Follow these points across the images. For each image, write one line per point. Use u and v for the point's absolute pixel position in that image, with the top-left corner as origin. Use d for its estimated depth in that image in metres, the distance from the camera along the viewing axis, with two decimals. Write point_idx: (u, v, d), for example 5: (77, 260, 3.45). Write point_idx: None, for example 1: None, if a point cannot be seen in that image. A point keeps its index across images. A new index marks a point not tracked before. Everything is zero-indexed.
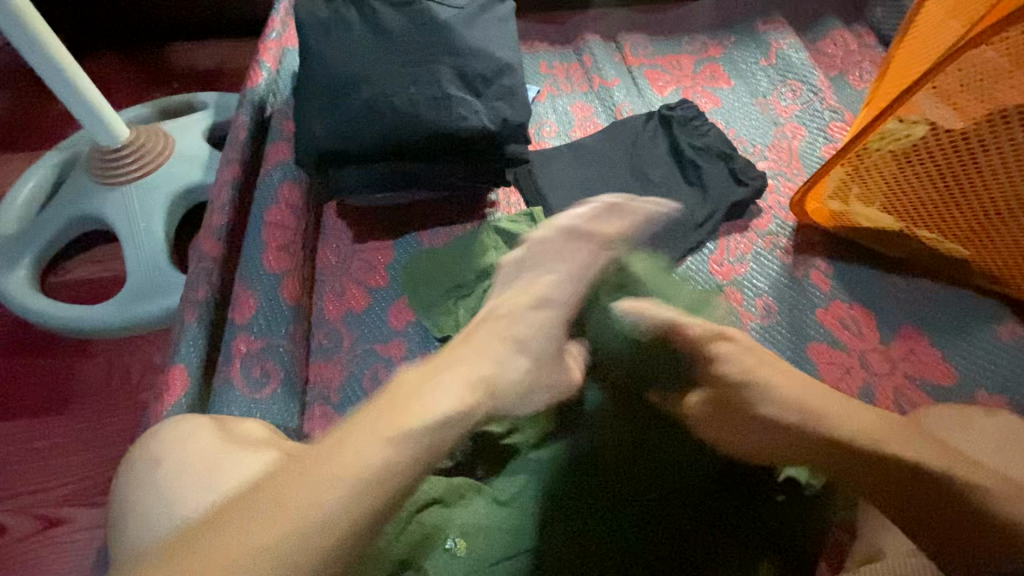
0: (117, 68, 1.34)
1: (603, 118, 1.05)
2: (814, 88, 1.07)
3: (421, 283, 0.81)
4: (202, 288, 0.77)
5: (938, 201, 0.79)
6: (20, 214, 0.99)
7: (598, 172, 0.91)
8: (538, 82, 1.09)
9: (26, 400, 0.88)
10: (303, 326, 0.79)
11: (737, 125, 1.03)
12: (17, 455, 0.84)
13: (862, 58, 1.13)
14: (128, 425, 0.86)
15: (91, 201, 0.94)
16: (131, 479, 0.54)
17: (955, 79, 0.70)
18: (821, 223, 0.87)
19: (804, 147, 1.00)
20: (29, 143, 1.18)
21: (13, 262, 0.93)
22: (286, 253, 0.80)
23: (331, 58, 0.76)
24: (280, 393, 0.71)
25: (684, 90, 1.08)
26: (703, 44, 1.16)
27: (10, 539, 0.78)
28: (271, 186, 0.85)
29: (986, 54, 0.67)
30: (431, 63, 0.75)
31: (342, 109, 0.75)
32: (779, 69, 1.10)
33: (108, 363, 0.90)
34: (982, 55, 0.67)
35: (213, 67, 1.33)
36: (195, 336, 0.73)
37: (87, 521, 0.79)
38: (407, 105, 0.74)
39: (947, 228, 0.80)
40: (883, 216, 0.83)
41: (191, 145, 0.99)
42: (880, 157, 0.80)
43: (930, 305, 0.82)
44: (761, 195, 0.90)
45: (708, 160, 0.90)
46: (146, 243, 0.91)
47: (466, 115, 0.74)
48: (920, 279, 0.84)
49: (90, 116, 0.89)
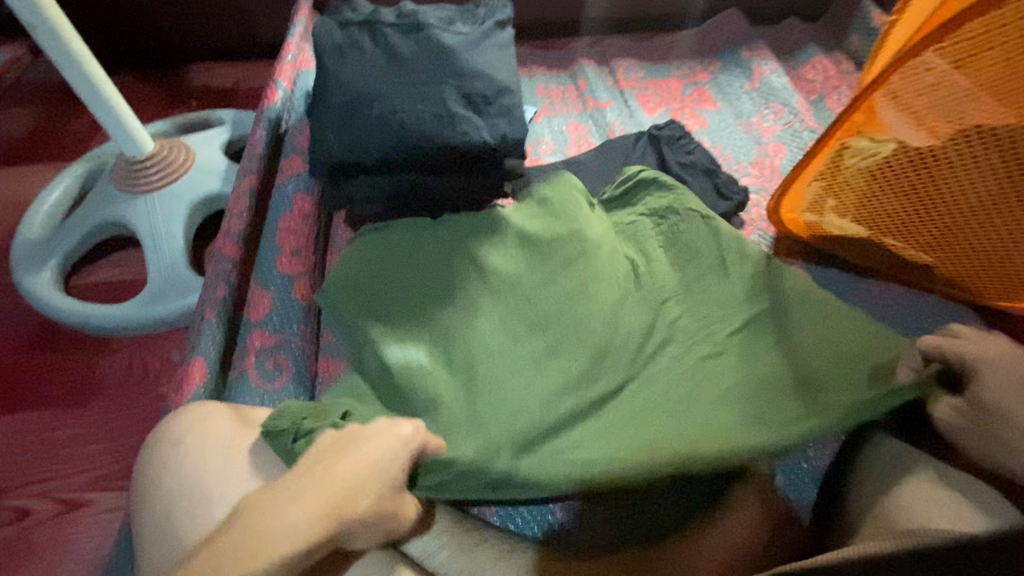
0: (138, 88, 1.42)
1: (596, 136, 1.12)
2: (794, 110, 1.14)
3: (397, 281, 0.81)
4: (220, 287, 0.82)
5: (905, 212, 0.84)
6: (46, 220, 1.05)
7: (591, 187, 0.99)
8: (535, 104, 1.17)
9: (48, 393, 0.93)
10: (313, 323, 0.85)
11: (723, 144, 1.10)
12: (38, 444, 0.88)
13: (840, 83, 1.21)
14: (144, 417, 0.90)
15: (115, 208, 1.00)
16: (155, 459, 0.59)
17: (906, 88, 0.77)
18: (797, 233, 0.95)
19: (785, 164, 1.07)
20: (54, 156, 1.25)
21: (40, 265, 0.99)
22: (300, 256, 0.86)
23: (346, 79, 0.83)
24: (292, 385, 0.77)
25: (673, 111, 1.16)
26: (691, 69, 1.24)
27: (30, 521, 0.82)
28: (286, 196, 0.91)
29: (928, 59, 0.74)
30: (436, 83, 0.82)
31: (355, 126, 0.81)
32: (762, 92, 1.18)
33: (128, 360, 0.95)
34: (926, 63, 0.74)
35: (230, 86, 1.41)
36: (213, 331, 0.79)
37: (107, 506, 0.83)
38: (414, 122, 0.80)
39: (911, 238, 0.86)
40: (852, 226, 0.90)
41: (210, 158, 1.06)
42: (855, 171, 0.85)
43: (904, 309, 0.89)
44: (743, 208, 0.98)
45: (693, 175, 0.98)
46: (166, 248, 0.97)
47: (469, 131, 0.81)
48: (887, 286, 0.92)
49: (119, 130, 0.96)
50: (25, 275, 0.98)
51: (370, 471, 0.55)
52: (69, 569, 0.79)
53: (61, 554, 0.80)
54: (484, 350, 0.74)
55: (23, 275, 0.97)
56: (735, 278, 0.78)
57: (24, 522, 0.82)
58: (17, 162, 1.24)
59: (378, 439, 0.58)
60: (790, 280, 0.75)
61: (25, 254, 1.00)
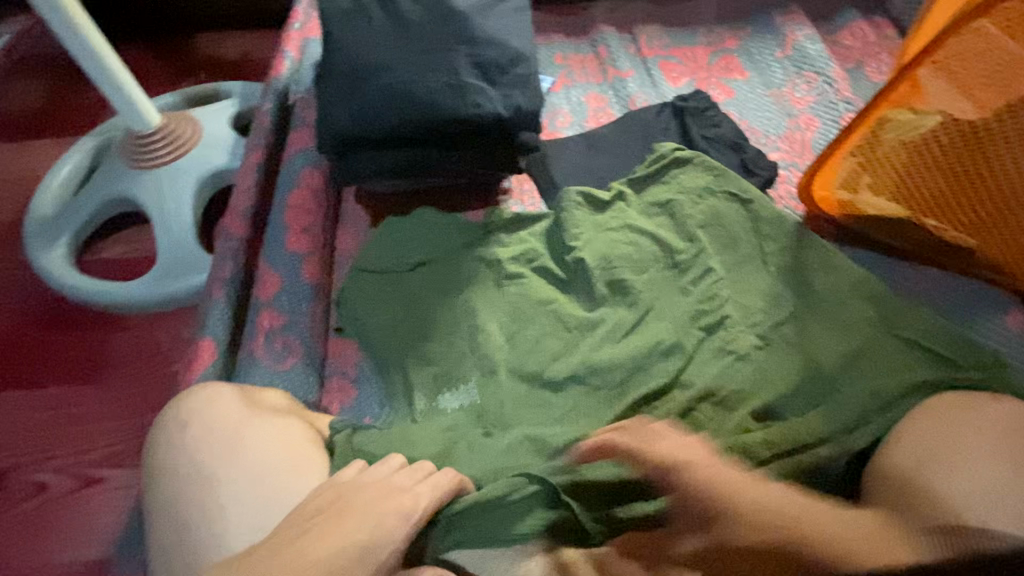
0: (145, 58, 1.38)
1: (616, 108, 1.06)
2: (829, 79, 1.07)
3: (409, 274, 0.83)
4: (229, 266, 0.81)
5: (952, 190, 0.79)
6: (57, 194, 1.04)
7: (609, 162, 0.94)
8: (553, 74, 1.11)
9: (63, 369, 0.93)
10: (322, 304, 0.83)
11: (751, 116, 1.04)
12: (54, 419, 0.89)
13: (880, 50, 1.13)
14: (158, 393, 0.91)
15: (123, 183, 0.98)
16: (163, 442, 0.58)
17: (961, 63, 0.72)
18: (831, 213, 0.88)
19: (817, 138, 1.00)
20: (64, 129, 1.23)
21: (51, 241, 0.98)
22: (307, 235, 0.84)
23: (354, 47, 0.79)
24: (300, 367, 0.75)
25: (698, 81, 1.09)
26: (719, 36, 1.16)
27: (47, 496, 0.83)
28: (294, 171, 0.89)
29: (987, 30, 0.69)
30: (448, 51, 0.78)
31: (362, 96, 0.77)
32: (795, 60, 1.11)
33: (141, 337, 0.95)
34: (983, 31, 0.69)
35: (239, 57, 1.38)
36: (222, 311, 0.78)
37: (121, 482, 0.84)
38: (425, 93, 0.76)
39: (956, 219, 0.81)
40: (890, 205, 0.84)
41: (218, 132, 1.04)
42: (894, 147, 0.81)
43: (945, 292, 0.82)
44: (771, 185, 0.92)
45: (718, 150, 0.93)
46: (175, 225, 0.96)
47: (482, 102, 0.76)
48: (926, 269, 0.84)
49: (125, 103, 0.93)
50: (37, 251, 0.98)
51: (359, 552, 0.51)
52: (84, 542, 0.80)
53: (77, 528, 0.81)
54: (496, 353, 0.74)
55: (35, 251, 0.97)
56: (773, 273, 0.81)
57: (42, 497, 0.83)
58: (28, 136, 1.23)
59: (371, 505, 0.54)
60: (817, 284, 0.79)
61: (37, 230, 0.99)
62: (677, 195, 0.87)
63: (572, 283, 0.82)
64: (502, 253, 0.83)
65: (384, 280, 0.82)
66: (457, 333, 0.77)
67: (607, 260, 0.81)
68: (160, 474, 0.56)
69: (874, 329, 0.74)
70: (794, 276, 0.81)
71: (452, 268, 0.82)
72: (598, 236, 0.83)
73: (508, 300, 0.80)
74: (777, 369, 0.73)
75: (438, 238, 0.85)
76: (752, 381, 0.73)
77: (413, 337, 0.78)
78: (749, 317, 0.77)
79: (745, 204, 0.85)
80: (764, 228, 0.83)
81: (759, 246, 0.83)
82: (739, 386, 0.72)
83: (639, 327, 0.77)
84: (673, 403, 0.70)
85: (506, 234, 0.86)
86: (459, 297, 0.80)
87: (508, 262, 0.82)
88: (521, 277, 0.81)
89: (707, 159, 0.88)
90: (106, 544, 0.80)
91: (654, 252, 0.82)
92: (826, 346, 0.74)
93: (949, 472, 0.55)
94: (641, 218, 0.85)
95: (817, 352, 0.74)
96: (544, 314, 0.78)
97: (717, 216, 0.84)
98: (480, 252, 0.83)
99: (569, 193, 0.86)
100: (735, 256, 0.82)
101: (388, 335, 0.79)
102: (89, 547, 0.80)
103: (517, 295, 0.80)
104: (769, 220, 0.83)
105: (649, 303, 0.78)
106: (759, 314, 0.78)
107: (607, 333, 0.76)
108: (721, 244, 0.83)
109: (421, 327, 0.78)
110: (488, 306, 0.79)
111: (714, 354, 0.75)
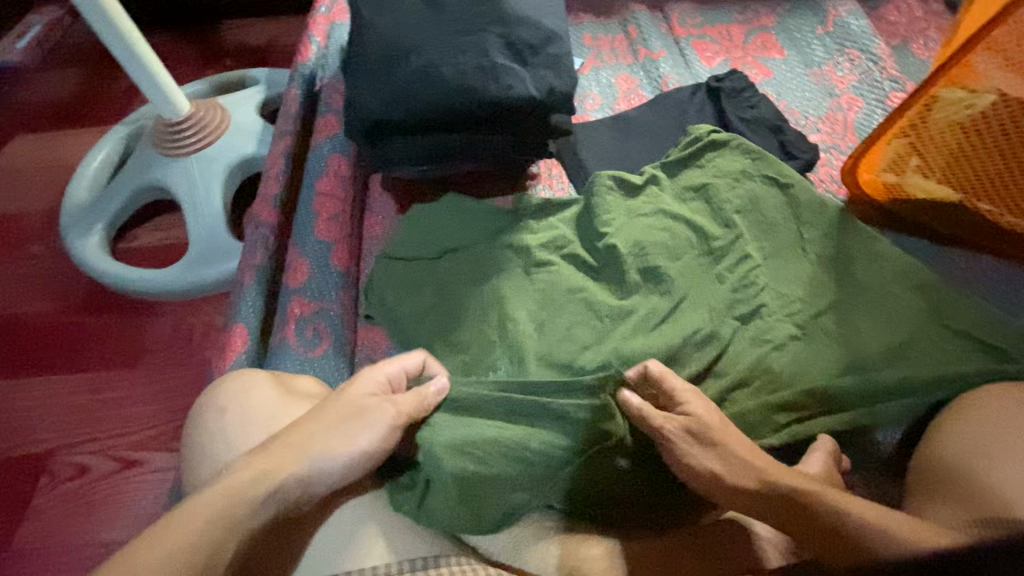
0: (172, 45, 1.39)
1: (647, 90, 1.03)
2: (874, 57, 1.02)
3: (439, 261, 0.82)
4: (259, 253, 0.82)
5: (1004, 172, 0.73)
6: (91, 183, 1.05)
7: (642, 146, 0.92)
8: (582, 55, 1.08)
9: (101, 354, 0.95)
10: (351, 291, 0.82)
11: (790, 97, 1.00)
12: (93, 403, 0.91)
13: (928, 26, 1.07)
14: (192, 379, 0.92)
15: (155, 171, 0.99)
16: (199, 426, 0.59)
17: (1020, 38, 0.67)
18: (875, 196, 0.85)
19: (860, 119, 0.96)
20: (96, 117, 1.25)
21: (87, 229, 1.00)
22: (336, 222, 0.84)
23: (384, 29, 0.77)
24: (331, 353, 0.75)
25: (734, 61, 1.05)
26: (755, 13, 1.11)
27: (88, 478, 0.86)
28: (322, 157, 0.89)
29: None
30: (479, 32, 0.76)
31: (391, 79, 0.76)
32: (837, 38, 1.06)
33: (175, 324, 0.97)
34: None
35: (265, 44, 1.37)
36: (254, 297, 0.78)
37: (158, 465, 0.86)
38: (455, 75, 0.74)
39: (1010, 202, 0.75)
40: (939, 188, 0.79)
41: (247, 119, 1.04)
42: (942, 128, 0.76)
43: (1000, 281, 0.78)
44: (812, 168, 0.88)
45: (756, 133, 0.90)
46: (205, 212, 0.97)
47: (514, 84, 0.74)
48: (978, 256, 0.80)
49: (156, 91, 0.94)
50: (73, 238, 0.99)
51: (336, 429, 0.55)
52: (124, 523, 0.82)
53: (117, 509, 0.83)
54: (527, 341, 0.73)
55: (72, 239, 0.99)
56: (814, 260, 0.78)
57: (83, 479, 0.86)
58: (61, 125, 1.25)
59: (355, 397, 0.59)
60: (863, 272, 0.76)
61: (72, 218, 1.01)
62: (712, 178, 0.84)
63: (604, 270, 0.80)
64: (531, 240, 0.81)
65: (412, 268, 0.81)
66: (487, 321, 0.76)
67: (642, 246, 0.78)
68: (195, 457, 0.57)
69: (922, 319, 0.71)
70: (835, 264, 0.77)
71: (483, 257, 0.81)
72: (629, 221, 0.81)
73: (538, 287, 0.78)
74: (819, 362, 0.71)
75: (469, 224, 0.83)
76: (793, 370, 0.70)
77: (442, 324, 0.77)
78: (787, 306, 0.74)
79: (784, 187, 0.82)
80: (803, 214, 0.80)
81: (801, 231, 0.80)
82: (779, 376, 0.70)
83: (673, 315, 0.74)
84: (709, 394, 0.69)
85: (535, 221, 0.84)
86: (483, 287, 0.79)
87: (537, 249, 0.80)
88: (551, 264, 0.79)
89: (744, 142, 0.85)
90: (146, 525, 0.82)
91: (688, 238, 0.80)
92: (871, 336, 0.71)
93: (1002, 461, 0.52)
94: (673, 203, 0.83)
95: (860, 342, 0.71)
96: (577, 301, 0.77)
97: (756, 201, 0.81)
98: (510, 240, 0.81)
99: (600, 177, 0.84)
100: (775, 242, 0.79)
101: (415, 323, 0.78)
102: (129, 527, 0.82)
103: (549, 282, 0.78)
104: (812, 205, 0.80)
105: (686, 291, 0.76)
106: (801, 301, 0.75)
107: (641, 319, 0.74)
108: (759, 229, 0.81)
109: (448, 313, 0.77)
110: (518, 295, 0.77)
111: (752, 345, 0.72)
